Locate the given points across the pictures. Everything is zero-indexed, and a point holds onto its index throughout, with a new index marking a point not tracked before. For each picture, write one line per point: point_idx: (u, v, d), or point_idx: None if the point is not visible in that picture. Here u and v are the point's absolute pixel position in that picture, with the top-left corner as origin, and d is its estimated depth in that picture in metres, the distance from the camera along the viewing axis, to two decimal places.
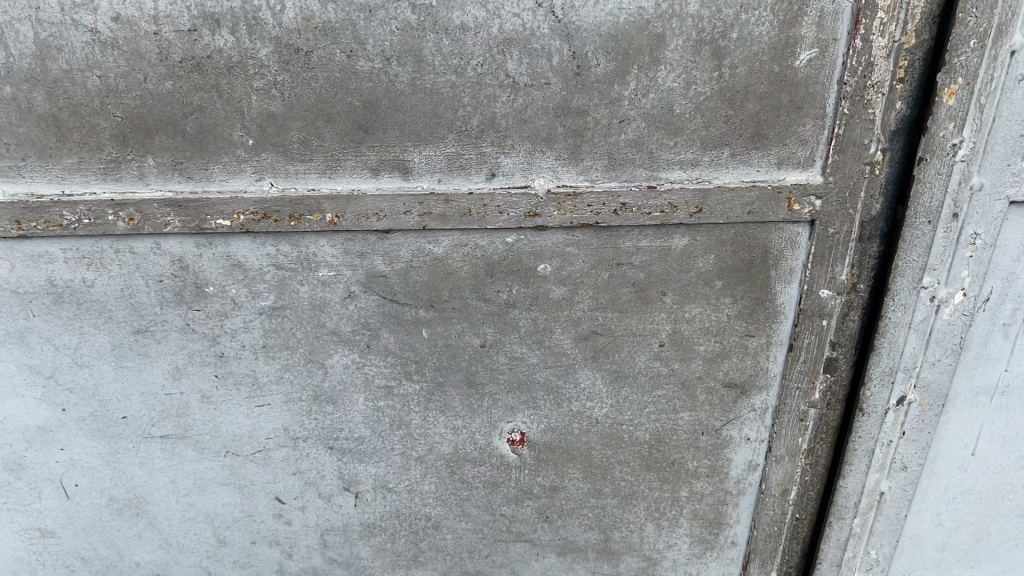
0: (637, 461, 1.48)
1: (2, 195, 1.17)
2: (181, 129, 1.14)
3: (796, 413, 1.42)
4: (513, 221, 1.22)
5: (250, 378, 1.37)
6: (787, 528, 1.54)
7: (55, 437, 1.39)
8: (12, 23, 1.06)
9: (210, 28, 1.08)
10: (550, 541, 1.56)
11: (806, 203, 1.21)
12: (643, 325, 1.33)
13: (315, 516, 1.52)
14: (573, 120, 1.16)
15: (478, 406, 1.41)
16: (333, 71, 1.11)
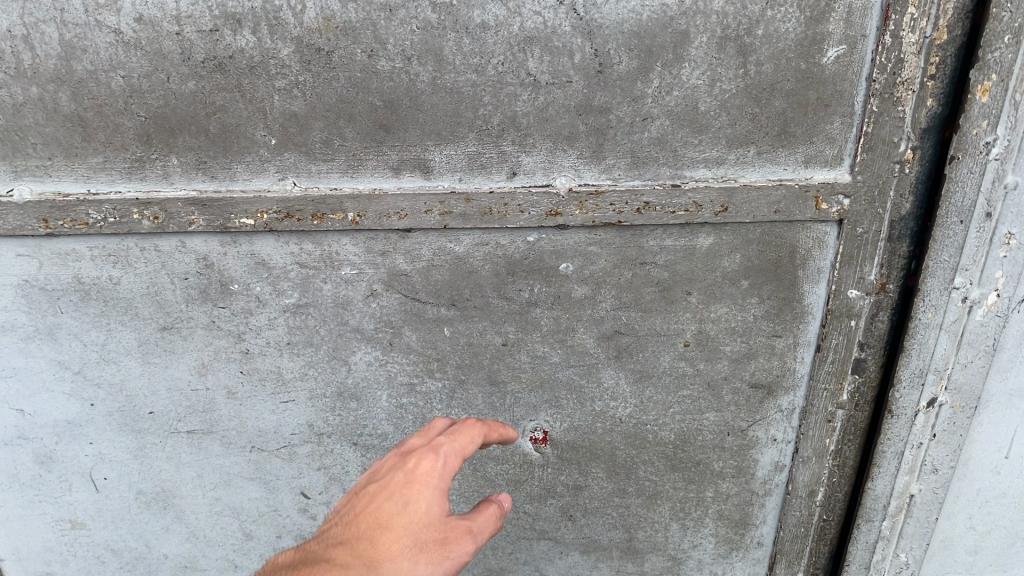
0: (661, 461, 1.47)
1: (30, 195, 1.19)
2: (204, 128, 1.15)
3: (824, 414, 1.39)
4: (534, 220, 1.21)
5: (275, 375, 1.38)
6: (814, 528, 1.52)
7: (84, 431, 1.41)
8: (38, 24, 1.07)
9: (232, 28, 1.08)
10: (573, 539, 1.56)
11: (834, 203, 1.19)
12: (668, 325, 1.32)
13: None
14: (596, 118, 1.14)
15: (501, 404, 1.41)
16: (355, 70, 1.11)
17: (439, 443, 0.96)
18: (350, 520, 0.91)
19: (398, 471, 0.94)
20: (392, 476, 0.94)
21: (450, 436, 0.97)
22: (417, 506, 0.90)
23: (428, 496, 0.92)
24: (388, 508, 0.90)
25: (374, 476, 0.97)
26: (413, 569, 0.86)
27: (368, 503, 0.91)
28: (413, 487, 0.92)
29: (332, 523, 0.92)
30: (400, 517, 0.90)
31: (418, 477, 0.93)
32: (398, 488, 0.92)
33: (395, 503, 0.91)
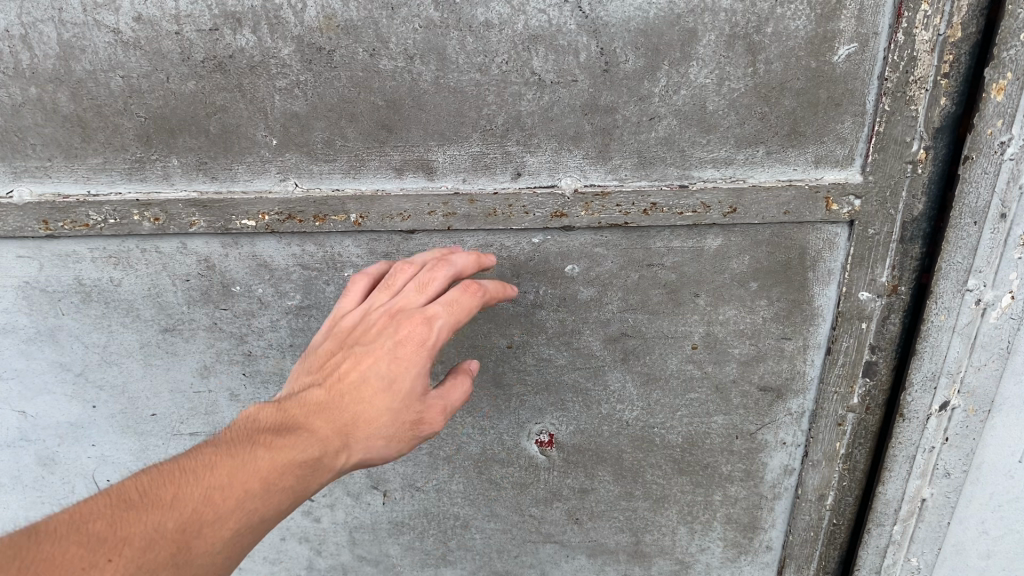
0: (668, 464, 1.45)
1: (29, 196, 1.17)
2: (205, 129, 1.13)
3: (834, 417, 1.37)
4: (539, 221, 1.18)
5: (278, 378, 1.37)
6: (823, 532, 1.50)
7: (86, 433, 1.40)
8: (36, 24, 1.06)
9: (232, 27, 1.06)
10: (580, 542, 1.55)
11: (845, 203, 1.16)
12: (675, 328, 1.30)
13: (344, 513, 1.53)
14: (602, 118, 1.12)
15: (506, 407, 1.40)
16: (356, 69, 1.09)
17: (435, 313, 1.04)
18: (341, 378, 1.03)
19: (389, 341, 1.03)
20: (384, 344, 1.04)
21: (448, 308, 1.04)
22: (400, 383, 1.02)
23: (408, 374, 1.03)
24: (372, 380, 1.02)
25: (368, 330, 1.06)
26: (385, 447, 1.00)
27: (355, 371, 1.02)
28: (400, 362, 1.03)
29: (322, 374, 1.04)
30: (380, 394, 1.01)
31: (407, 352, 1.03)
32: (385, 359, 1.03)
33: (382, 375, 1.02)
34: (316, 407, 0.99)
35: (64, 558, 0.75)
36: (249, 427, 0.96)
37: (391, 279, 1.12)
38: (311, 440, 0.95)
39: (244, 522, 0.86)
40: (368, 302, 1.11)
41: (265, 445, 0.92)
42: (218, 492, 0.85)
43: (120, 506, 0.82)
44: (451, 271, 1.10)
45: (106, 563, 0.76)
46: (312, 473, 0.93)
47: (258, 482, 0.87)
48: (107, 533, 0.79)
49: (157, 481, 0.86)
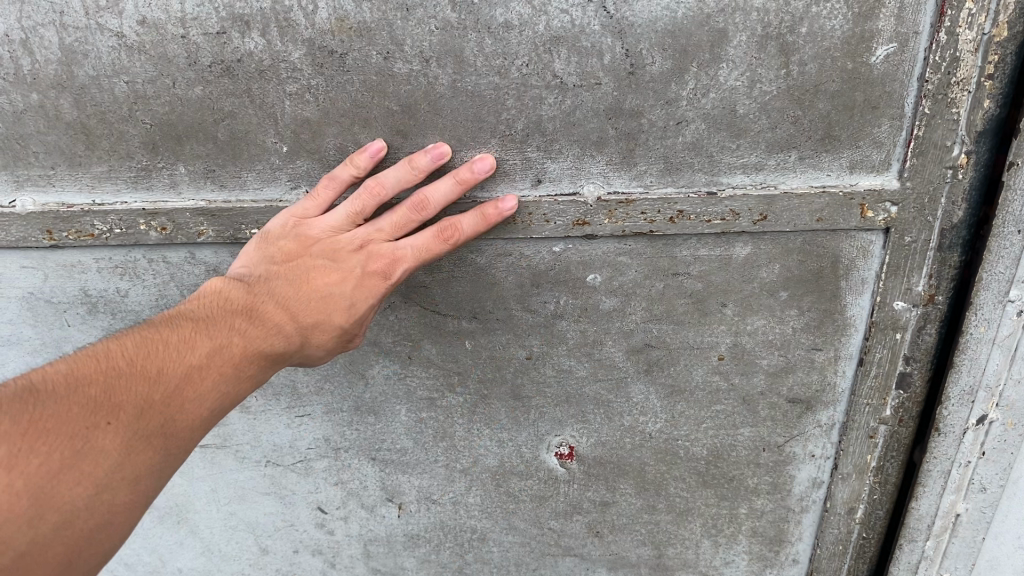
0: (692, 477, 1.41)
1: (32, 205, 1.14)
2: (212, 135, 1.09)
3: (865, 429, 1.32)
4: (560, 230, 1.14)
5: (290, 389, 1.33)
6: (852, 545, 1.46)
7: None
8: (36, 28, 1.02)
9: (240, 30, 1.01)
10: (600, 555, 1.51)
11: (881, 210, 1.11)
12: (701, 338, 1.25)
13: (359, 526, 1.49)
14: (627, 122, 1.07)
15: (525, 419, 1.35)
16: (370, 73, 1.04)
17: (407, 255, 1.09)
18: (304, 285, 1.09)
19: (358, 269, 1.09)
20: (354, 268, 1.09)
21: (419, 255, 1.09)
22: (355, 306, 1.11)
23: (367, 301, 1.11)
24: (335, 297, 1.09)
25: (340, 248, 1.09)
26: (322, 351, 1.13)
27: (322, 281, 1.09)
28: (361, 289, 1.10)
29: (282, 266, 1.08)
30: (338, 312, 1.10)
31: (370, 281, 1.10)
32: (349, 283, 1.10)
33: (343, 296, 1.10)
34: (280, 303, 1.07)
35: (69, 418, 0.85)
36: (219, 304, 1.04)
37: (370, 188, 1.08)
38: (274, 335, 1.05)
39: (214, 404, 0.97)
40: (343, 212, 1.09)
41: (237, 333, 1.02)
42: (196, 374, 0.96)
43: (114, 373, 0.91)
44: (437, 206, 1.08)
45: (107, 428, 0.86)
46: (268, 364, 1.05)
47: (229, 369, 0.99)
48: (105, 400, 0.88)
49: (141, 352, 0.95)
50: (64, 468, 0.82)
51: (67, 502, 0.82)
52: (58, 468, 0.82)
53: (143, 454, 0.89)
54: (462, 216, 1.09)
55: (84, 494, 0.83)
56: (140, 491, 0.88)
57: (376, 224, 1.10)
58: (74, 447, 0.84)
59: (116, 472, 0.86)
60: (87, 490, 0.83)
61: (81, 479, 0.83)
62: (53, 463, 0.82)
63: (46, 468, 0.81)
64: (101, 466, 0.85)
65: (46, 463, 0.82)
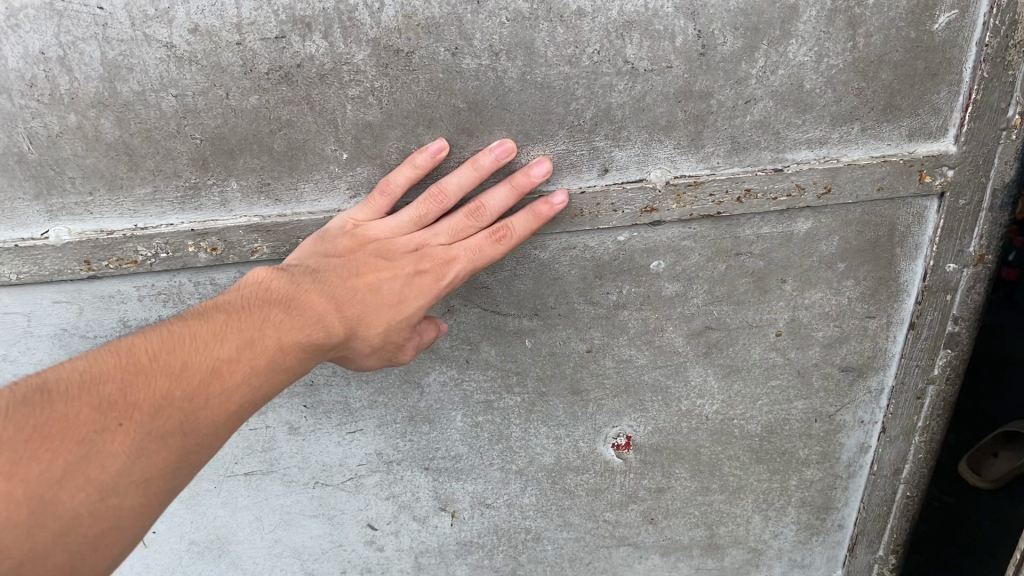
0: (746, 455, 1.42)
1: (69, 235, 1.06)
2: (268, 147, 1.03)
3: (913, 391, 1.35)
4: (628, 219, 1.12)
5: (342, 405, 1.28)
6: (897, 504, 1.49)
7: None
8: (76, 43, 0.94)
9: (301, 33, 0.96)
10: (653, 542, 1.51)
11: (938, 175, 1.13)
12: (760, 316, 1.25)
13: (410, 539, 1.45)
14: (696, 104, 1.05)
15: (582, 413, 1.33)
16: (436, 71, 1.00)
17: (461, 257, 1.06)
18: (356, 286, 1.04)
19: (412, 271, 1.05)
20: (408, 271, 1.05)
21: (472, 260, 1.05)
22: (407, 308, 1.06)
23: (419, 302, 1.06)
24: (385, 295, 1.04)
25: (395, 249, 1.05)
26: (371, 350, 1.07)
27: (375, 282, 1.04)
28: (412, 292, 1.06)
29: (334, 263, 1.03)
30: (388, 310, 1.05)
31: (421, 283, 1.06)
32: (402, 284, 1.05)
33: (394, 297, 1.05)
34: (328, 297, 1.01)
35: (77, 421, 0.80)
36: (259, 294, 0.98)
37: (432, 193, 1.04)
38: (317, 328, 0.99)
39: (244, 401, 0.91)
40: (403, 215, 1.05)
41: (271, 325, 0.96)
42: (225, 369, 0.90)
43: (134, 371, 0.86)
44: (494, 212, 1.05)
45: (116, 431, 0.82)
46: (309, 355, 0.99)
47: (262, 363, 0.93)
48: (118, 400, 0.83)
49: (167, 346, 0.89)
50: (66, 474, 0.78)
51: (67, 510, 0.78)
52: (61, 475, 0.78)
53: (158, 455, 0.83)
54: (516, 218, 1.06)
55: (86, 501, 0.79)
56: (152, 493, 0.83)
57: (432, 229, 1.06)
58: (79, 453, 0.79)
59: (125, 475, 0.81)
60: (91, 496, 0.79)
61: (85, 485, 0.79)
62: (54, 471, 0.78)
63: (46, 475, 0.78)
64: (108, 471, 0.80)
65: (49, 470, 0.78)
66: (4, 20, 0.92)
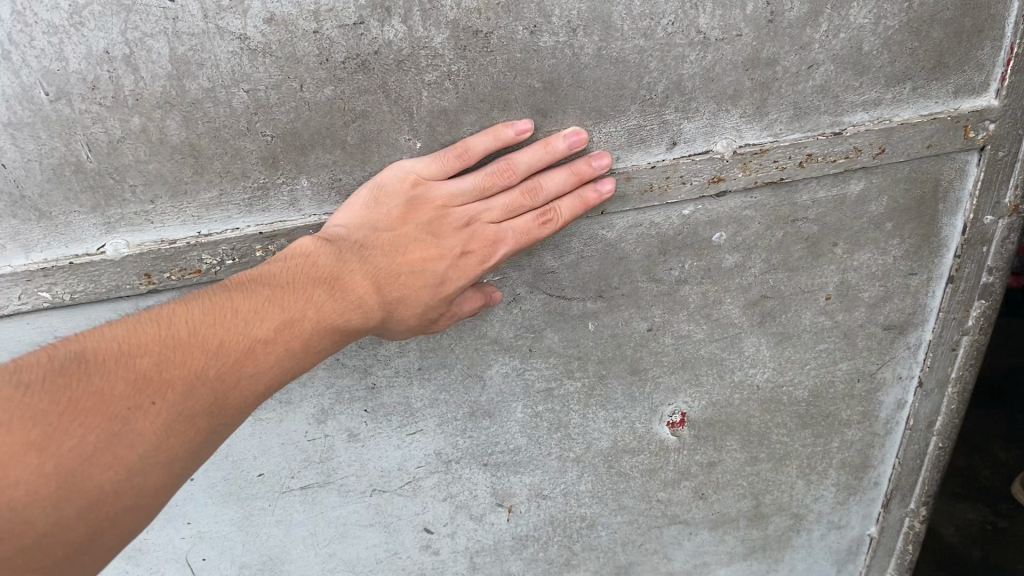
0: (793, 421, 1.44)
1: (127, 248, 1.00)
2: (341, 140, 0.99)
3: (948, 343, 1.39)
4: (696, 190, 1.12)
5: (404, 406, 1.24)
6: (929, 457, 1.53)
7: (181, 512, 1.25)
8: (144, 40, 0.88)
9: (380, 18, 0.92)
10: (703, 517, 1.52)
11: (981, 129, 1.17)
12: (812, 281, 1.27)
13: (466, 539, 1.42)
14: (762, 71, 1.06)
15: (640, 393, 1.33)
16: (514, 51, 0.98)
17: (509, 239, 1.05)
18: (399, 263, 1.04)
19: (457, 250, 1.05)
20: (455, 248, 1.05)
21: (521, 242, 1.05)
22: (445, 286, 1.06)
23: (459, 282, 1.06)
24: (427, 275, 1.05)
25: (445, 223, 1.04)
26: (400, 327, 1.07)
27: (419, 258, 1.04)
28: (453, 270, 1.06)
29: (382, 240, 1.02)
30: (428, 291, 1.05)
31: (463, 264, 1.06)
32: (445, 263, 1.05)
33: (435, 275, 1.05)
34: (370, 275, 1.02)
35: (111, 397, 0.82)
36: (303, 267, 0.97)
37: (500, 168, 1.02)
38: (355, 310, 1.00)
39: (272, 383, 0.93)
40: (467, 185, 1.02)
41: (312, 305, 0.96)
42: (259, 349, 0.92)
43: (171, 346, 0.87)
44: (548, 196, 1.05)
45: (149, 409, 0.83)
46: (340, 336, 0.99)
47: (296, 345, 0.94)
48: (154, 377, 0.85)
49: (206, 322, 0.90)
50: (97, 450, 0.80)
51: (95, 485, 0.79)
52: (91, 451, 0.79)
53: (184, 435, 0.85)
54: (562, 201, 1.06)
55: (114, 478, 0.80)
56: (175, 472, 0.85)
57: (488, 203, 1.04)
58: (112, 429, 0.81)
59: (150, 455, 0.82)
60: (117, 474, 0.80)
61: (113, 462, 0.80)
62: (86, 447, 0.79)
63: (78, 451, 0.79)
64: (135, 450, 0.81)
65: (81, 445, 0.79)
66: (67, 18, 0.86)
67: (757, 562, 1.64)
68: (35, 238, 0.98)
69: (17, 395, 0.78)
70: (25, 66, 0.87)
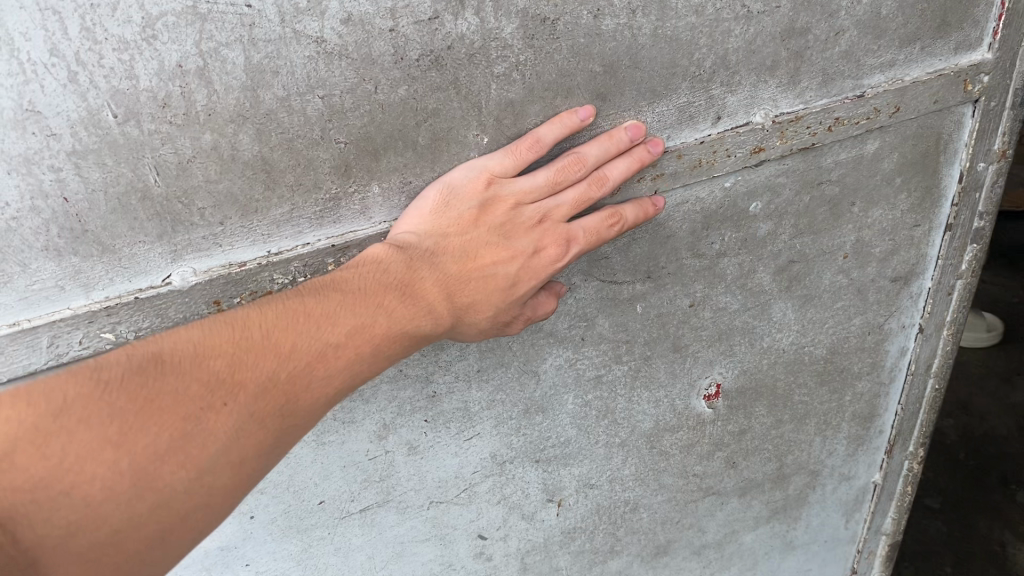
0: (812, 379, 1.50)
1: (195, 275, 0.94)
2: (413, 141, 0.97)
3: (945, 289, 1.48)
4: (740, 161, 1.15)
5: (462, 412, 1.22)
6: (928, 399, 1.62)
7: (239, 553, 1.18)
8: (220, 49, 0.83)
9: (454, 11, 0.91)
10: (734, 485, 1.56)
11: (978, 81, 1.25)
12: (833, 242, 1.33)
13: (517, 540, 1.40)
14: (797, 41, 1.10)
15: (680, 371, 1.35)
16: (578, 36, 0.98)
17: (581, 237, 1.04)
18: (470, 266, 1.00)
19: (530, 250, 1.02)
20: (526, 248, 1.02)
21: (591, 238, 1.04)
22: (517, 288, 1.03)
23: (530, 282, 1.03)
24: (498, 278, 1.01)
25: (517, 224, 1.01)
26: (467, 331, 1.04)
27: (490, 261, 1.01)
28: (525, 270, 1.02)
29: (451, 241, 0.99)
30: (499, 294, 1.02)
31: (535, 264, 1.03)
32: (516, 265, 1.02)
33: (506, 276, 1.02)
34: (440, 282, 0.98)
35: (185, 397, 0.78)
36: (374, 272, 0.93)
37: (570, 162, 1.02)
38: (424, 315, 0.96)
39: (342, 388, 0.89)
40: (539, 180, 1.01)
41: (383, 310, 0.93)
42: (329, 354, 0.88)
43: (246, 348, 0.83)
44: (613, 186, 1.04)
45: (220, 410, 0.79)
46: (409, 342, 0.95)
47: (366, 349, 0.90)
48: (229, 377, 0.81)
49: (280, 325, 0.86)
50: (170, 450, 0.76)
51: (167, 483, 0.76)
52: (164, 449, 0.76)
53: (257, 438, 0.81)
54: (625, 207, 1.06)
55: (185, 477, 0.76)
56: (246, 476, 0.81)
57: (558, 199, 1.02)
58: (185, 429, 0.77)
59: (224, 456, 0.78)
60: (190, 473, 0.77)
61: (185, 462, 0.76)
62: (160, 446, 0.75)
63: (152, 448, 0.75)
64: (208, 449, 0.77)
65: (155, 443, 0.75)
66: (139, 32, 0.80)
67: (778, 524, 1.68)
68: (97, 274, 0.90)
69: (93, 391, 0.75)
70: (93, 87, 0.81)
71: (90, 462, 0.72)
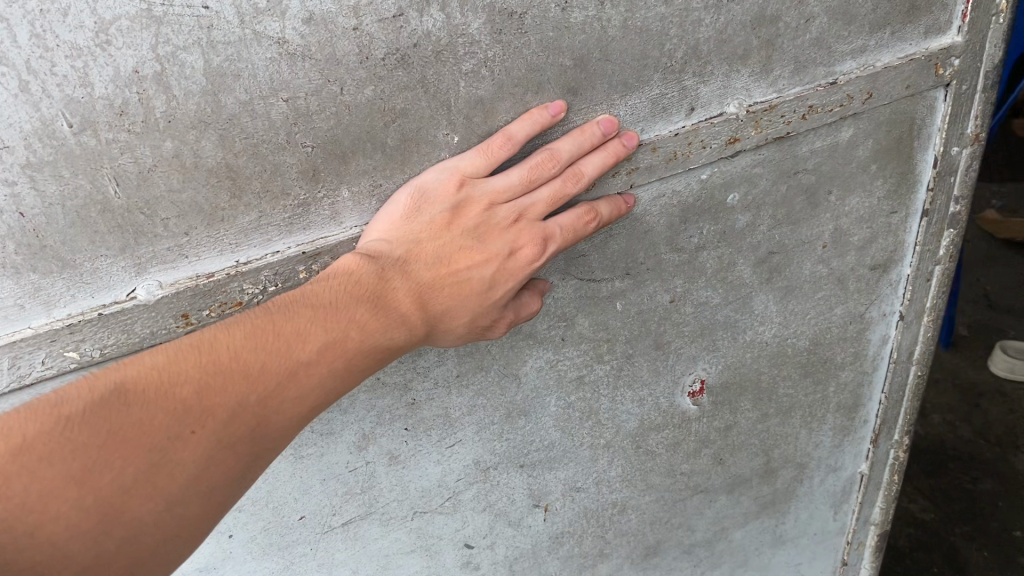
0: (796, 371, 1.48)
1: (161, 288, 0.91)
2: (382, 142, 0.95)
3: (924, 275, 1.47)
4: (716, 152, 1.14)
5: (443, 418, 1.19)
6: (912, 387, 1.61)
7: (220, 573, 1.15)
8: (178, 53, 0.81)
9: (419, 8, 0.88)
10: (721, 481, 1.54)
11: (948, 65, 1.24)
12: (811, 231, 1.32)
13: (505, 547, 1.38)
14: (767, 29, 1.09)
15: (663, 368, 1.33)
16: (546, 30, 0.96)
17: (557, 235, 1.00)
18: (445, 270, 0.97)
19: (506, 250, 0.98)
20: (502, 249, 0.98)
21: (567, 236, 1.01)
22: (494, 291, 0.99)
23: (507, 284, 1.00)
24: (473, 282, 0.98)
25: (491, 224, 0.98)
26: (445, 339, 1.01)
27: (466, 264, 0.97)
28: (501, 271, 0.99)
29: (424, 246, 0.96)
30: (476, 297, 0.98)
31: (511, 264, 0.99)
32: (491, 267, 0.98)
33: (482, 279, 0.98)
34: (412, 291, 0.95)
35: (149, 427, 0.75)
36: (344, 284, 0.90)
37: (542, 159, 0.99)
38: (398, 326, 0.93)
39: (316, 406, 0.86)
40: (512, 178, 0.98)
41: (355, 323, 0.89)
42: (300, 372, 0.84)
43: (213, 371, 0.80)
44: (588, 182, 1.01)
45: (187, 438, 0.77)
46: (383, 355, 0.93)
47: (339, 365, 0.87)
48: (195, 404, 0.78)
49: (248, 345, 0.82)
50: (136, 483, 0.74)
51: (135, 518, 0.73)
52: (130, 483, 0.73)
53: (225, 464, 0.78)
54: (602, 204, 1.04)
55: (153, 510, 0.74)
56: (218, 504, 0.78)
57: (533, 196, 0.99)
58: (150, 461, 0.74)
59: (193, 485, 0.76)
60: (159, 505, 0.74)
61: (153, 493, 0.74)
62: (125, 479, 0.73)
63: (118, 483, 0.73)
64: (176, 479, 0.75)
65: (120, 477, 0.73)
66: (93, 38, 0.77)
67: (767, 519, 1.67)
68: (58, 291, 0.87)
69: (53, 428, 0.72)
70: (46, 96, 0.78)
71: (53, 501, 0.70)
